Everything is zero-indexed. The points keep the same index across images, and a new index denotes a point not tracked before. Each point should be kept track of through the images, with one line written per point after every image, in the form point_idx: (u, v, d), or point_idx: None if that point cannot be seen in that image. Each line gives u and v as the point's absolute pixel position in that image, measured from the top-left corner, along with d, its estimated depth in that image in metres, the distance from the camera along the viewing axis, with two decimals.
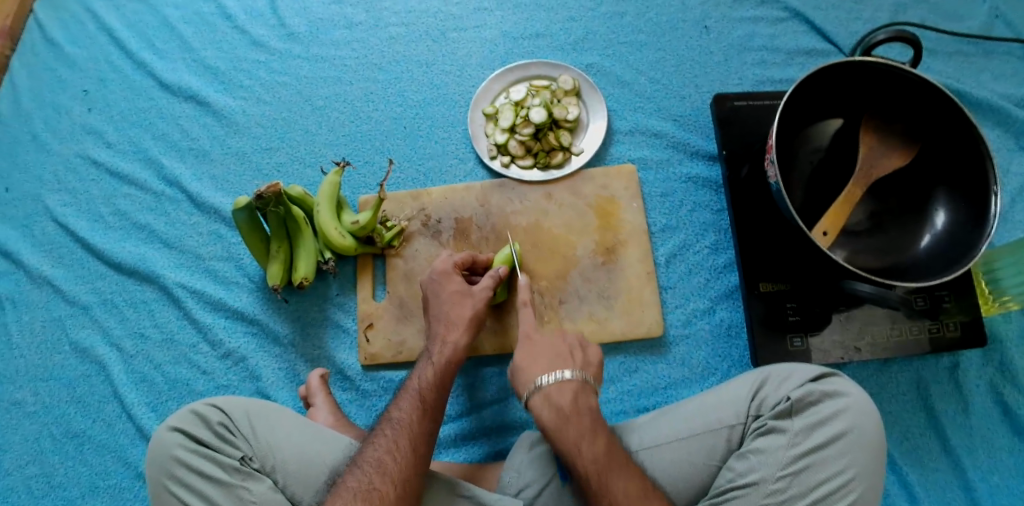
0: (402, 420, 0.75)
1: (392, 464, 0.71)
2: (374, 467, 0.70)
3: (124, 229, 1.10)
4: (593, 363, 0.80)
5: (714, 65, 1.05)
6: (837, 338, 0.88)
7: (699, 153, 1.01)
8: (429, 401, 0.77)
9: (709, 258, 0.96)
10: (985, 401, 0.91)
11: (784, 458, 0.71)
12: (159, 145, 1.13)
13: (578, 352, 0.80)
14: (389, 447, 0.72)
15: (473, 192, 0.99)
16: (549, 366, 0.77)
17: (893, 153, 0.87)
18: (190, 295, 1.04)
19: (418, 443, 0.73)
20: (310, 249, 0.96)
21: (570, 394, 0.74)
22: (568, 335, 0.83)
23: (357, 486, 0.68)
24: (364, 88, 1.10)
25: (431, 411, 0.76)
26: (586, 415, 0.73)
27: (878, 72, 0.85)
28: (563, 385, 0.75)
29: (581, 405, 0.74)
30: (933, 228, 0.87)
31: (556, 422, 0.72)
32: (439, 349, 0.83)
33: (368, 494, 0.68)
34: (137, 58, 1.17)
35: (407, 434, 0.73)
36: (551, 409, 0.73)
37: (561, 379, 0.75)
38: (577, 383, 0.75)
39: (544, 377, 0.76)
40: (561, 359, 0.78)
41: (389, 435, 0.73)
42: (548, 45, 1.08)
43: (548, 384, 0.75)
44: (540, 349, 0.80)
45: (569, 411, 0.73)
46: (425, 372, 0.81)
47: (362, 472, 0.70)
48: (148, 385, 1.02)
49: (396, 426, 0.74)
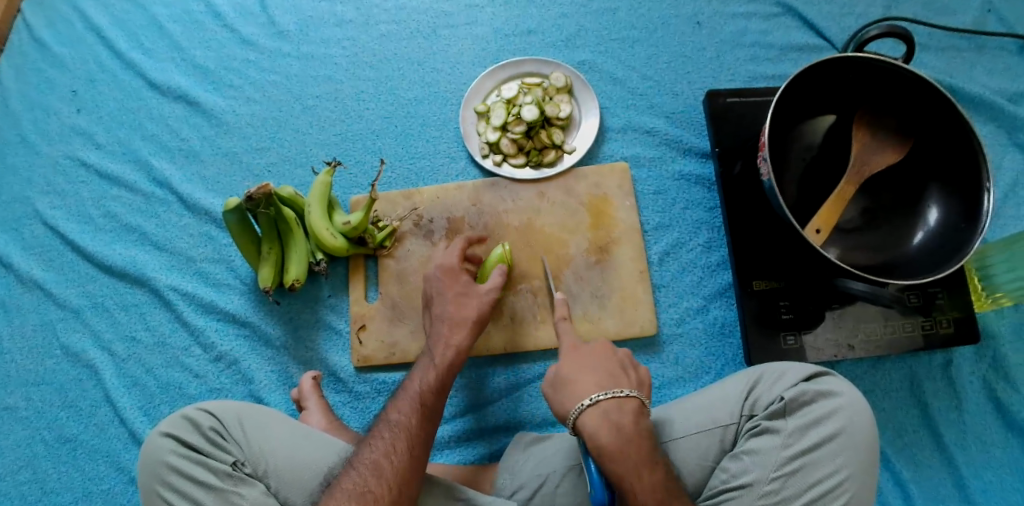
0: (400, 422, 0.74)
1: (389, 466, 0.70)
2: (371, 467, 0.70)
3: (114, 231, 1.09)
4: (644, 384, 0.77)
5: (707, 62, 1.05)
6: (830, 335, 0.88)
7: (692, 150, 1.00)
8: (428, 405, 0.76)
9: (702, 256, 0.96)
10: (978, 397, 0.92)
11: (778, 459, 0.71)
12: (148, 146, 1.12)
13: (629, 371, 0.77)
14: (386, 449, 0.71)
15: (465, 191, 0.99)
16: (604, 383, 0.74)
17: (888, 149, 0.87)
18: (181, 298, 1.03)
19: (416, 445, 0.72)
20: (302, 251, 0.95)
21: (632, 415, 0.71)
22: (618, 353, 0.79)
23: (353, 486, 0.68)
24: (355, 87, 1.09)
25: (430, 414, 0.75)
26: (645, 439, 0.70)
27: (872, 68, 0.85)
28: (622, 405, 0.71)
29: (641, 426, 0.71)
30: (925, 226, 0.87)
31: (618, 445, 0.68)
32: (442, 352, 0.81)
33: (363, 493, 0.67)
34: (126, 57, 1.16)
35: (405, 437, 0.72)
36: (611, 430, 0.69)
37: (620, 398, 0.72)
38: (636, 404, 0.72)
39: (600, 393, 0.72)
40: (617, 378, 0.75)
41: (387, 437, 0.72)
42: (540, 43, 1.07)
43: (604, 402, 0.71)
44: (586, 367, 0.76)
45: (631, 434, 0.69)
46: (426, 372, 0.80)
47: (359, 473, 0.69)
48: (140, 389, 1.01)
49: (394, 428, 0.73)
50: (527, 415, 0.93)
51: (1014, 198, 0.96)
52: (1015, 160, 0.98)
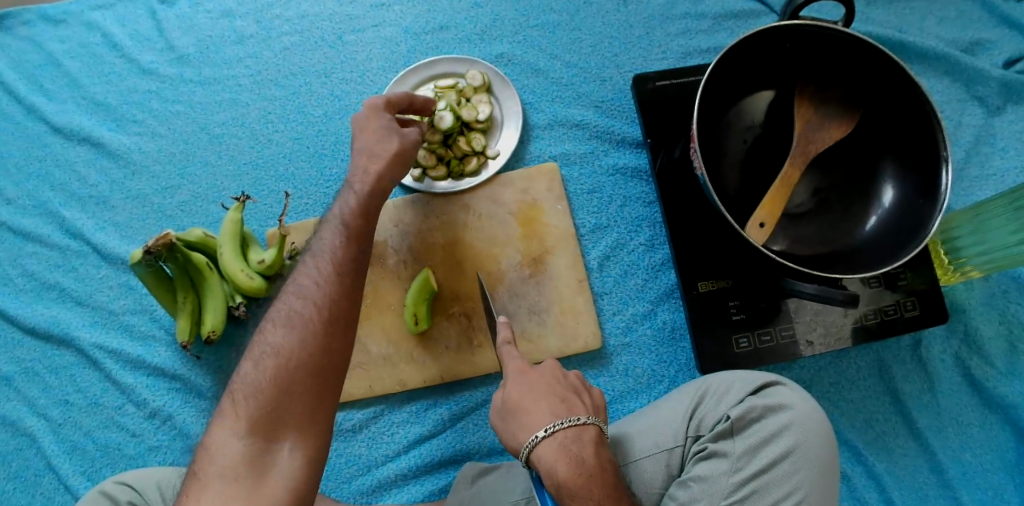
0: (325, 248, 0.69)
1: (321, 286, 0.66)
2: (298, 293, 0.65)
3: (34, 290, 1.03)
4: (600, 408, 0.67)
5: (635, 41, 0.96)
6: (787, 331, 0.82)
7: (626, 141, 0.93)
8: (354, 228, 0.70)
9: (644, 257, 0.89)
10: (951, 376, 0.85)
11: (728, 486, 0.64)
12: (58, 196, 1.05)
13: (583, 393, 0.67)
14: (310, 275, 0.66)
15: (387, 213, 0.90)
16: (555, 413, 0.63)
17: (835, 124, 0.78)
18: (108, 356, 0.98)
19: (346, 271, 0.67)
20: (219, 295, 0.89)
21: (592, 446, 0.62)
22: (569, 375, 0.68)
23: (281, 313, 0.64)
24: (262, 109, 1.01)
25: (357, 237, 0.70)
26: (609, 470, 0.62)
27: (807, 35, 0.77)
28: (581, 433, 0.63)
29: (603, 458, 0.62)
30: (881, 203, 0.79)
31: (580, 479, 0.60)
32: (360, 179, 0.74)
33: (290, 319, 0.63)
34: (28, 102, 1.07)
35: (329, 260, 0.68)
36: (569, 463, 0.60)
37: (576, 426, 0.63)
38: (594, 430, 0.64)
39: (557, 422, 0.62)
40: (570, 403, 0.65)
41: (310, 265, 0.67)
42: (454, 38, 0.99)
43: (561, 432, 0.62)
44: (534, 393, 0.65)
45: (593, 467, 0.61)
46: (359, 193, 0.73)
47: (284, 304, 0.65)
48: (80, 453, 0.97)
49: (317, 255, 0.68)
50: (474, 444, 0.87)
51: (979, 155, 0.87)
52: (974, 116, 0.88)
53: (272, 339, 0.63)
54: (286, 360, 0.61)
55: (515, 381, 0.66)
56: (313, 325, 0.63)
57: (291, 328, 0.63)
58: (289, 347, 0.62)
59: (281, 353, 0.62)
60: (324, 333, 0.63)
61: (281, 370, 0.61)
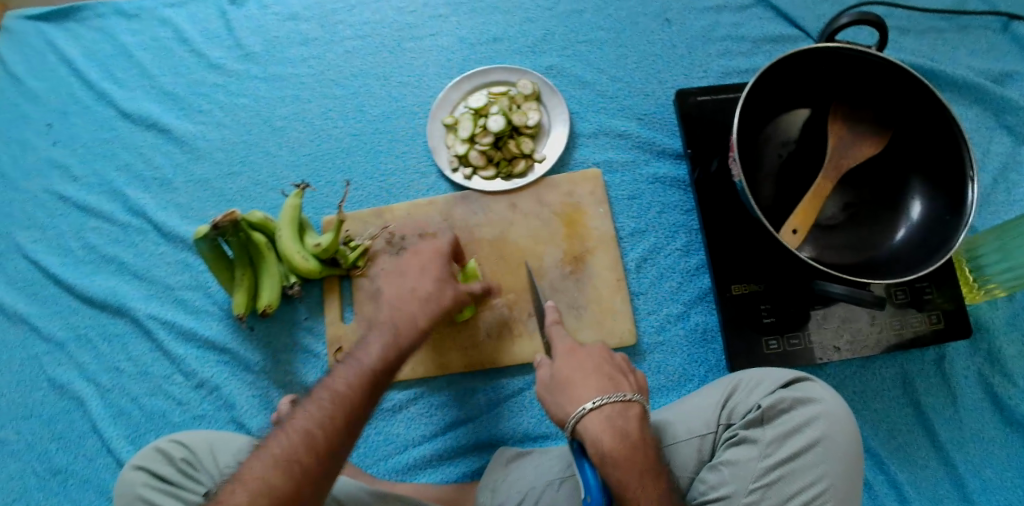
0: (347, 392, 0.64)
1: (350, 398, 0.64)
2: (302, 433, 0.61)
3: (93, 262, 1.09)
4: (643, 387, 0.72)
5: (677, 60, 1.02)
6: (816, 337, 0.86)
7: (666, 152, 0.98)
8: (381, 380, 0.67)
9: (680, 261, 0.93)
10: (974, 392, 0.88)
11: (757, 470, 0.68)
12: (123, 176, 1.11)
13: (627, 373, 0.72)
14: (322, 418, 0.62)
15: (436, 207, 0.97)
16: (603, 388, 0.68)
17: (866, 141, 0.84)
18: (162, 327, 1.03)
19: (357, 419, 0.64)
20: (274, 274, 0.95)
21: (636, 421, 0.66)
22: (615, 356, 0.73)
23: (280, 451, 0.60)
24: (321, 106, 1.07)
25: (378, 392, 0.67)
26: (649, 446, 0.66)
27: (842, 58, 0.82)
28: (627, 409, 0.66)
29: (645, 433, 0.66)
30: (909, 217, 0.84)
31: (624, 451, 0.63)
32: (406, 324, 0.72)
33: (287, 464, 0.59)
34: (98, 88, 1.15)
35: (347, 408, 0.63)
36: (614, 435, 0.64)
37: (623, 402, 0.67)
38: (639, 408, 0.67)
39: (604, 397, 0.66)
40: (615, 381, 0.69)
41: (328, 405, 0.63)
42: (507, 50, 1.06)
43: (607, 407, 0.66)
44: (582, 371, 0.70)
45: (637, 440, 0.65)
46: (394, 336, 0.71)
47: (287, 438, 0.61)
48: (126, 418, 1.02)
49: (337, 396, 0.64)
50: (507, 431, 0.91)
51: (1007, 181, 0.92)
52: (1003, 143, 0.93)
53: (262, 479, 0.58)
54: (293, 473, 0.59)
55: (564, 358, 0.72)
56: (330, 442, 0.61)
57: (285, 474, 0.59)
58: (300, 459, 0.60)
59: (269, 495, 0.57)
60: (311, 486, 0.59)
61: (286, 483, 0.58)
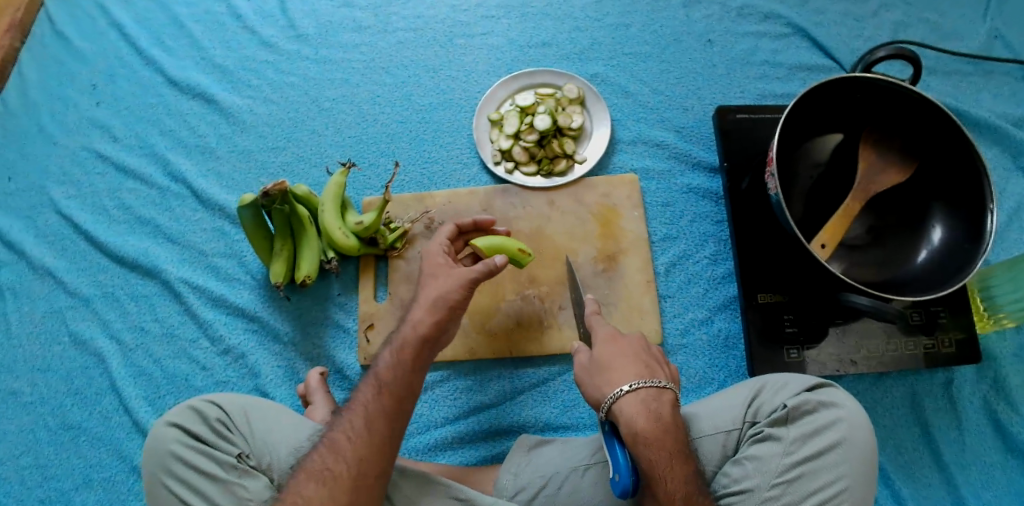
0: (361, 401, 0.71)
1: (367, 404, 0.71)
2: (332, 447, 0.68)
3: (128, 222, 1.07)
4: (675, 377, 0.75)
5: (717, 78, 1.07)
6: (834, 350, 0.89)
7: (701, 165, 1.02)
8: (387, 382, 0.72)
9: (708, 269, 0.97)
10: (978, 416, 0.92)
11: (779, 466, 0.71)
12: (165, 141, 1.11)
13: (662, 363, 0.75)
14: (346, 429, 0.69)
15: (476, 197, 1.00)
16: (640, 374, 0.71)
17: (891, 169, 0.89)
18: (192, 291, 1.01)
19: (377, 424, 0.69)
20: (314, 247, 0.96)
21: (669, 407, 0.69)
22: (652, 347, 0.77)
23: (314, 466, 0.67)
24: (371, 91, 1.10)
25: (391, 392, 0.71)
26: (680, 431, 0.69)
27: (876, 89, 0.87)
28: (661, 395, 0.70)
29: (676, 417, 0.69)
30: (929, 244, 0.88)
31: (655, 432, 0.67)
32: (404, 328, 0.76)
33: (320, 474, 0.66)
34: (146, 54, 1.15)
35: (363, 415, 0.70)
36: (648, 417, 0.67)
37: (658, 388, 0.70)
38: (671, 396, 0.71)
39: (641, 382, 0.70)
40: (651, 369, 0.73)
41: (348, 417, 0.71)
42: (555, 55, 1.10)
43: (643, 390, 0.69)
44: (621, 357, 0.73)
45: (667, 423, 0.68)
46: (393, 347, 0.75)
47: (318, 452, 0.68)
48: (146, 379, 0.98)
49: (355, 408, 0.71)
50: (529, 419, 0.93)
51: (1020, 219, 0.97)
52: (1019, 185, 0.99)
53: (303, 493, 0.64)
54: (326, 481, 0.65)
55: (606, 345, 0.75)
56: (352, 447, 0.68)
57: (323, 483, 0.65)
58: (330, 468, 0.66)
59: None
60: (349, 489, 0.65)
61: (321, 490, 0.65)
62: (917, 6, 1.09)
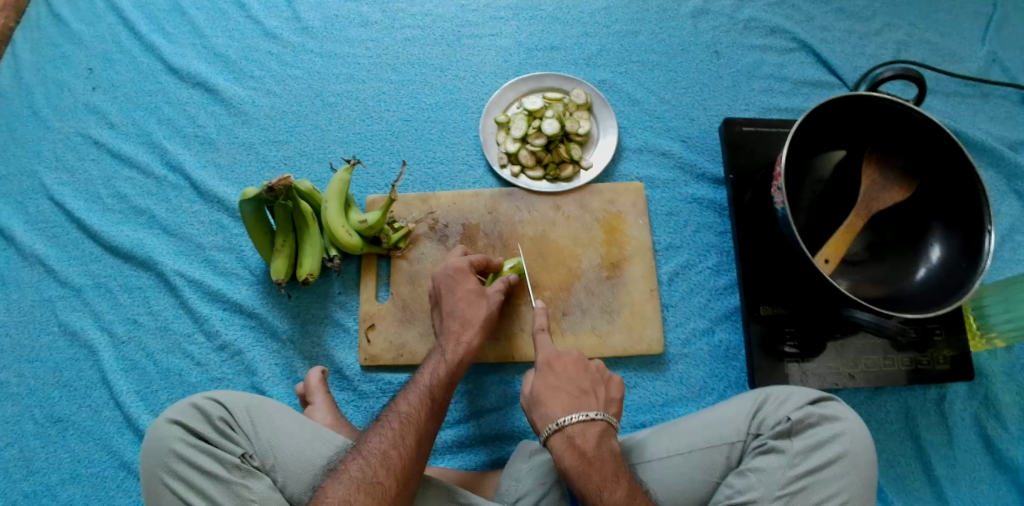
0: (410, 414, 0.74)
1: (414, 420, 0.74)
2: (382, 460, 0.69)
3: (122, 212, 1.04)
4: (614, 400, 0.78)
5: (723, 90, 1.08)
6: (831, 364, 0.91)
7: (706, 176, 1.03)
8: (439, 400, 0.77)
9: (710, 279, 0.98)
10: (967, 432, 0.94)
11: (783, 478, 0.71)
12: (163, 130, 1.08)
13: (600, 387, 0.78)
14: (395, 441, 0.71)
15: (482, 199, 1.00)
16: (573, 406, 0.75)
17: (894, 187, 0.90)
18: (188, 285, 0.99)
19: (425, 442, 0.73)
20: (316, 245, 0.94)
21: (595, 439, 0.73)
22: (591, 368, 0.80)
23: (361, 477, 0.68)
24: (376, 88, 1.09)
25: (438, 410, 0.76)
26: (608, 460, 0.72)
27: (884, 109, 0.88)
28: (587, 427, 0.73)
29: (603, 450, 0.73)
30: (928, 262, 0.90)
31: (579, 467, 0.71)
32: (453, 346, 0.82)
33: (370, 485, 0.67)
34: (146, 40, 1.12)
35: (414, 431, 0.73)
36: (573, 454, 0.72)
37: (585, 421, 0.74)
38: (601, 424, 0.74)
39: (566, 418, 0.74)
40: (584, 398, 0.76)
41: (397, 428, 0.72)
42: (563, 59, 1.10)
43: (569, 426, 0.73)
44: (559, 384, 0.77)
45: (592, 456, 0.72)
46: (449, 360, 0.81)
47: (366, 462, 0.69)
48: (139, 373, 0.96)
49: (403, 419, 0.74)
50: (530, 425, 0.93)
51: (1011, 240, 1.00)
52: (1012, 206, 1.02)
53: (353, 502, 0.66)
54: (375, 494, 0.67)
55: (542, 373, 0.78)
56: (403, 462, 0.70)
57: (373, 496, 0.67)
58: (380, 481, 0.68)
59: None
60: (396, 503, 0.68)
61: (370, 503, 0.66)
62: (920, 27, 1.11)
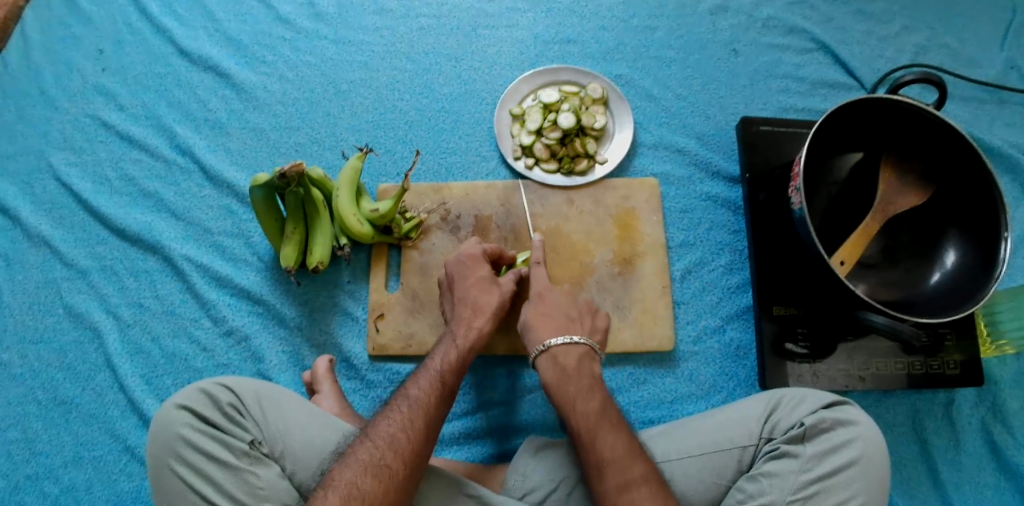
0: (420, 398, 0.73)
1: (424, 404, 0.72)
2: (390, 443, 0.68)
3: (131, 195, 1.03)
4: (600, 329, 0.85)
5: (740, 88, 1.07)
6: (843, 366, 0.90)
7: (720, 174, 1.02)
8: (449, 385, 0.75)
9: (722, 277, 0.97)
10: (975, 438, 0.93)
11: (796, 483, 0.71)
12: (173, 114, 1.07)
13: (587, 317, 0.85)
14: (403, 424, 0.70)
15: (495, 191, 0.99)
16: (561, 330, 0.82)
17: (911, 191, 0.90)
18: (196, 269, 0.98)
19: (434, 427, 0.71)
20: (327, 233, 0.93)
21: (576, 356, 0.79)
22: (580, 301, 0.87)
23: (368, 460, 0.67)
24: (390, 76, 1.08)
25: (448, 396, 0.75)
26: (587, 376, 0.78)
27: (902, 112, 0.88)
28: (570, 348, 0.80)
29: (584, 367, 0.79)
30: (941, 266, 0.89)
31: (557, 378, 0.78)
32: (464, 332, 0.81)
33: (377, 468, 0.66)
34: (158, 22, 1.11)
35: (423, 415, 0.71)
36: (554, 368, 0.79)
37: (569, 343, 0.80)
38: (583, 347, 0.80)
39: (552, 339, 0.81)
40: (573, 324, 0.83)
41: (406, 411, 0.71)
42: (580, 53, 1.09)
43: (555, 346, 0.80)
44: (548, 313, 0.84)
45: (571, 370, 0.78)
46: (460, 346, 0.80)
47: (374, 445, 0.68)
48: (144, 357, 0.95)
49: (412, 402, 0.72)
50: (537, 419, 0.92)
51: None
52: None
53: (359, 484, 0.65)
54: (382, 477, 0.66)
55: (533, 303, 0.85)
56: (411, 446, 0.68)
57: (380, 480, 0.65)
58: (388, 464, 0.67)
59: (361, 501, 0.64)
60: (403, 489, 0.66)
61: (377, 486, 0.65)
62: (939, 31, 1.11)
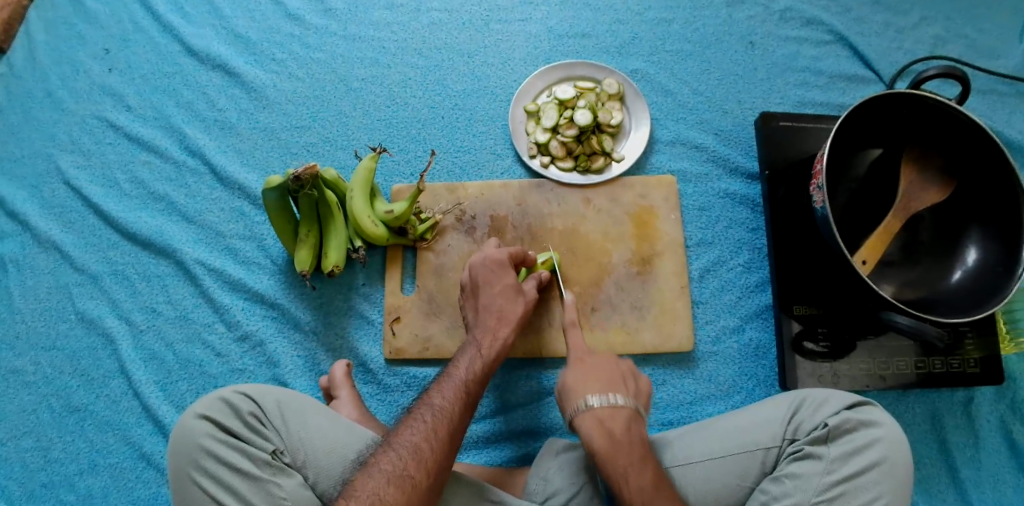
0: (444, 408, 0.71)
1: (449, 413, 0.71)
2: (414, 456, 0.67)
3: (140, 198, 1.01)
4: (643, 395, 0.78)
5: (757, 83, 1.05)
6: (864, 365, 0.90)
7: (738, 170, 1.01)
8: (471, 394, 0.75)
9: (741, 276, 0.96)
10: (994, 435, 0.93)
11: (820, 485, 0.71)
12: (181, 114, 1.05)
13: None
14: (427, 433, 0.69)
15: (510, 191, 0.98)
16: (597, 354, 0.80)
17: (930, 188, 0.88)
18: (208, 273, 0.96)
19: (453, 440, 0.70)
20: (341, 236, 0.91)
21: (614, 379, 0.77)
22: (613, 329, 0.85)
23: (390, 470, 0.65)
24: (401, 73, 1.06)
25: (471, 405, 0.74)
26: (625, 400, 0.76)
27: (925, 107, 0.86)
28: (605, 368, 0.78)
29: (621, 389, 0.77)
30: (963, 265, 0.88)
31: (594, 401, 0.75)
32: (487, 340, 0.81)
33: (401, 480, 0.64)
34: (164, 19, 1.08)
35: (446, 425, 0.70)
36: (590, 389, 0.76)
37: (603, 364, 0.78)
38: (620, 370, 0.78)
39: (593, 400, 0.74)
40: (608, 350, 0.81)
41: (429, 420, 0.70)
42: (594, 47, 1.07)
43: (589, 366, 0.78)
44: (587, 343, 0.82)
45: (609, 393, 0.76)
46: (483, 357, 0.79)
47: (397, 455, 0.67)
48: (158, 363, 0.94)
49: (437, 412, 0.71)
50: (557, 421, 0.91)
51: None
52: None
53: (381, 496, 0.63)
54: (405, 487, 0.64)
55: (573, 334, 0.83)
56: (434, 456, 0.67)
57: (403, 492, 0.64)
58: (411, 474, 0.65)
59: None
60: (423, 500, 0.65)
61: (401, 496, 0.63)
62: (958, 21, 1.09)
